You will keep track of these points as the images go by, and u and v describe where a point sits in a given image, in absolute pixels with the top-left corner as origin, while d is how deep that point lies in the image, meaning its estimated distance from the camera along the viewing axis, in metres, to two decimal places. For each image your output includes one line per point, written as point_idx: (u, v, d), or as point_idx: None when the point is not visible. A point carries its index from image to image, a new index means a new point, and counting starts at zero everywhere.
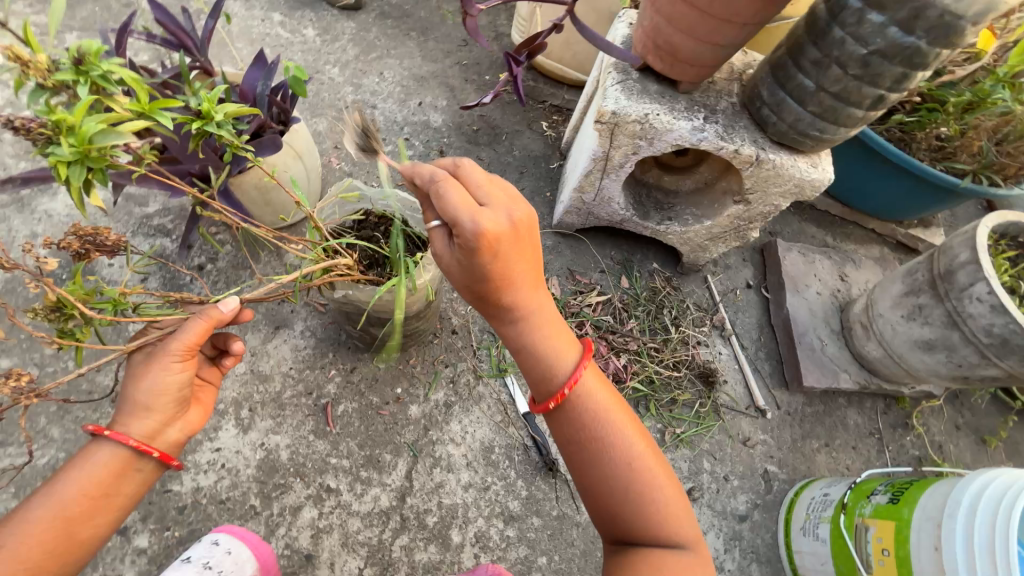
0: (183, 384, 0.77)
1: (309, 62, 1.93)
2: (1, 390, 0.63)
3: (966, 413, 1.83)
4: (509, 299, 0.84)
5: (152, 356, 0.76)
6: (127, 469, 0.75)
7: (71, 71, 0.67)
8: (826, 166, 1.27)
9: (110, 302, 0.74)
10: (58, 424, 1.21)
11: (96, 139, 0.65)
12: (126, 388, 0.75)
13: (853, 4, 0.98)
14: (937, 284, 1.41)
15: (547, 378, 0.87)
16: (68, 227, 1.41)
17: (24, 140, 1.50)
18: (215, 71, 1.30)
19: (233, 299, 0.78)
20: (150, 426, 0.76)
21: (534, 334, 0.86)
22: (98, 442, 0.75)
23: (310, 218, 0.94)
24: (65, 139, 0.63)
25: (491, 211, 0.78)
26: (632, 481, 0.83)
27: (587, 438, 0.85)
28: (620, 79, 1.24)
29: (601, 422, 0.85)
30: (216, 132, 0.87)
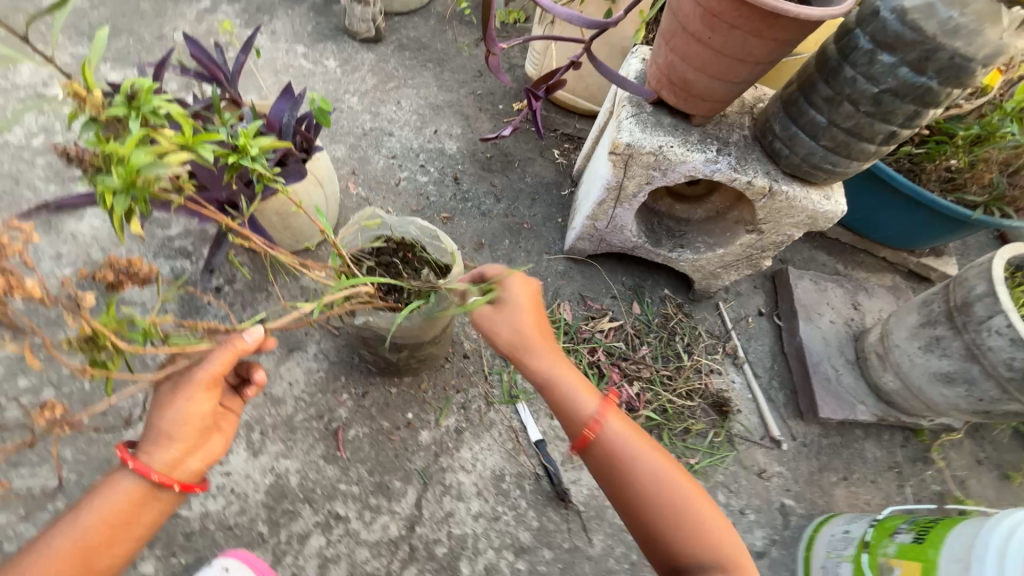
0: (204, 415, 0.76)
1: (329, 91, 2.00)
2: (37, 422, 0.68)
3: (988, 447, 1.78)
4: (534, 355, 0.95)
5: (179, 383, 0.76)
6: (145, 501, 0.76)
7: (123, 105, 0.71)
8: (839, 199, 1.28)
9: (141, 332, 0.74)
10: (71, 444, 1.21)
11: (143, 170, 0.66)
12: (151, 416, 0.75)
13: (863, 45, 1.00)
14: (954, 316, 1.39)
15: (572, 423, 0.93)
16: (93, 248, 1.45)
17: (56, 164, 1.56)
18: (244, 101, 1.35)
19: (258, 328, 0.76)
20: (172, 457, 0.76)
21: (559, 383, 0.93)
22: (123, 469, 0.75)
23: (333, 245, 0.97)
24: (115, 169, 0.65)
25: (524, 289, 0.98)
26: (670, 512, 0.85)
27: (619, 480, 0.89)
28: (634, 112, 1.27)
29: (629, 460, 0.89)
30: (249, 166, 0.89)
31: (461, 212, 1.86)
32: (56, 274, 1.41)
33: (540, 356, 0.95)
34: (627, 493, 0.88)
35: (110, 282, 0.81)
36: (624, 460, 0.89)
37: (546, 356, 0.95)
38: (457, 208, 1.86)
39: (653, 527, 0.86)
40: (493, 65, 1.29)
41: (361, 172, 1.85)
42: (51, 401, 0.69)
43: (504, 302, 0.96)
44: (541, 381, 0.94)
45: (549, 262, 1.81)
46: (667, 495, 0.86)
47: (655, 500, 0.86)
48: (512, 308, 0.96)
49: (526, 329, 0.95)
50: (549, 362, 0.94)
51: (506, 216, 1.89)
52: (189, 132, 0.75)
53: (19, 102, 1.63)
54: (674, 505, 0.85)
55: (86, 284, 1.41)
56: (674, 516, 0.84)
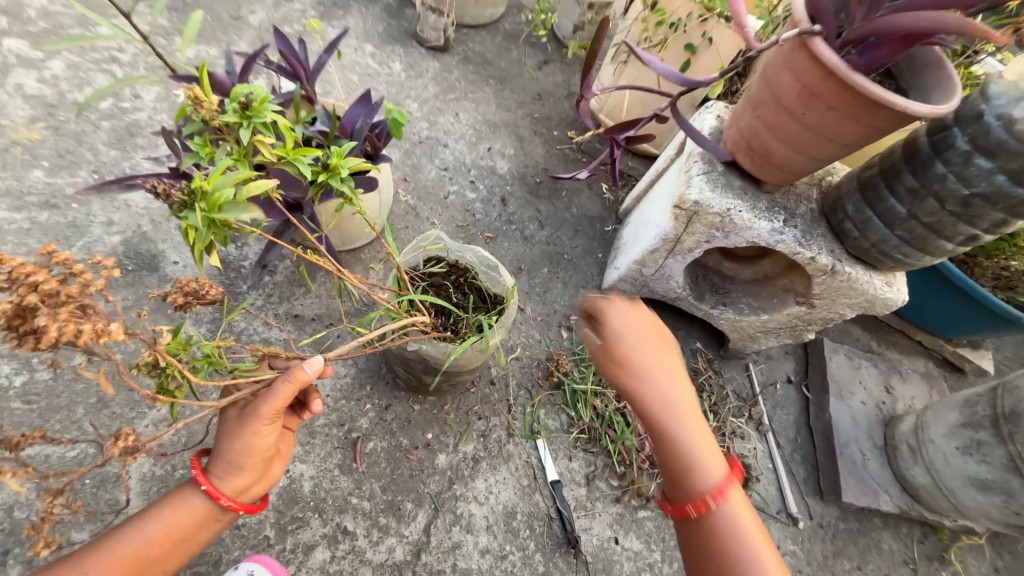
0: (269, 444, 0.83)
1: (391, 94, 2.00)
2: (111, 450, 0.67)
3: (1007, 556, 1.70)
4: (652, 394, 0.91)
5: (244, 415, 0.81)
6: (212, 516, 0.84)
7: (238, 114, 0.80)
8: (901, 287, 1.26)
9: (205, 359, 0.75)
10: (94, 417, 1.20)
11: (226, 208, 0.68)
12: (221, 445, 0.82)
13: (960, 145, 0.98)
14: (1000, 423, 1.35)
15: (681, 481, 0.90)
16: (143, 221, 1.45)
17: (119, 131, 1.57)
18: (319, 100, 1.35)
19: (318, 361, 0.79)
20: (240, 484, 0.84)
21: (679, 436, 0.90)
22: (194, 489, 0.83)
23: (396, 269, 0.98)
24: (198, 203, 0.67)
25: (638, 317, 0.97)
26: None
27: (712, 565, 0.86)
28: (705, 169, 1.26)
29: (739, 554, 0.85)
30: (337, 188, 0.89)
31: (504, 234, 1.84)
32: (103, 240, 1.41)
33: (676, 419, 0.90)
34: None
35: (176, 304, 0.77)
36: (734, 549, 0.85)
37: (680, 421, 0.90)
38: (501, 229, 1.85)
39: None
40: (582, 110, 1.23)
41: (412, 179, 1.85)
42: (126, 428, 0.68)
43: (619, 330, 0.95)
44: (655, 422, 0.91)
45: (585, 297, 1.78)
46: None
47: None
48: (652, 359, 0.93)
49: (658, 388, 0.91)
50: (676, 406, 0.91)
51: (548, 244, 1.86)
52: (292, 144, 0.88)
53: (93, 64, 1.65)
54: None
55: (132, 255, 1.41)
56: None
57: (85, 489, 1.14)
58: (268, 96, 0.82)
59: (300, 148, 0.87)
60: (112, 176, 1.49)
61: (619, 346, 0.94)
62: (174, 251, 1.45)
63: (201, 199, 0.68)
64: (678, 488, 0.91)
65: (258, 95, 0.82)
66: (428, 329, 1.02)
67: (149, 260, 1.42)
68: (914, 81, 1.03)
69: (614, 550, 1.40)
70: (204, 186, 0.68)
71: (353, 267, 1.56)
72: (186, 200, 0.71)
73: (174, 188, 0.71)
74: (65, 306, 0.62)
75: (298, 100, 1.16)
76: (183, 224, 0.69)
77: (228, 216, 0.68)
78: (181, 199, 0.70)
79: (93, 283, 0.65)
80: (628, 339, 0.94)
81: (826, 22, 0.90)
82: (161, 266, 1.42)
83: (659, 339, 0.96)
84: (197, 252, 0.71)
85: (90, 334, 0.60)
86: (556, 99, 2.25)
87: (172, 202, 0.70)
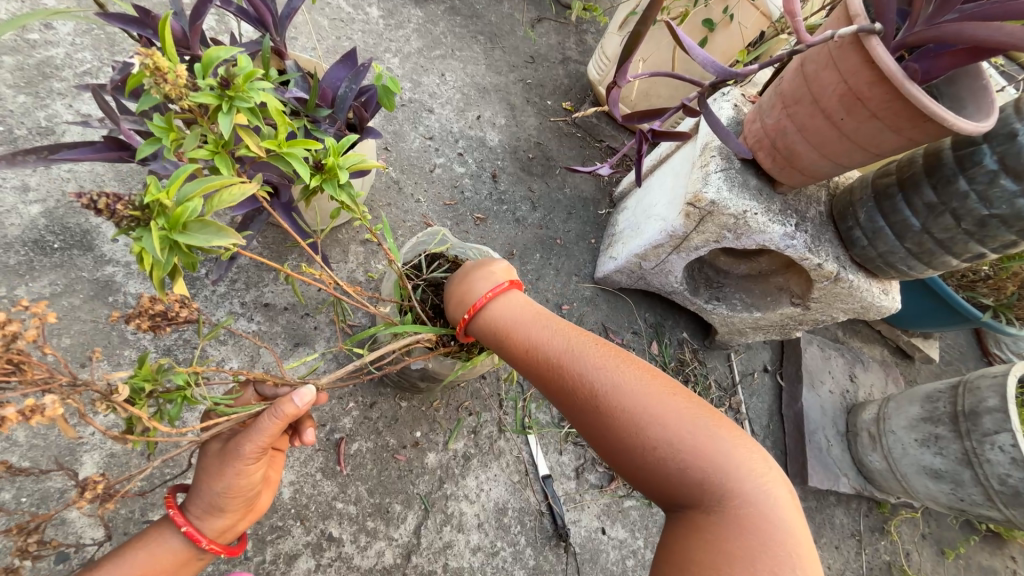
0: (253, 481, 0.83)
1: (368, 45, 1.75)
2: (79, 501, 0.61)
3: (935, 525, 1.90)
4: (489, 309, 0.94)
5: (227, 457, 0.80)
6: (193, 556, 0.83)
7: (216, 94, 0.68)
8: (894, 295, 1.29)
9: (179, 395, 0.74)
10: (26, 426, 1.04)
11: (192, 227, 0.63)
12: (203, 486, 0.81)
13: (987, 163, 0.96)
14: (959, 420, 1.46)
15: (531, 367, 0.87)
16: (71, 189, 1.21)
17: (28, 70, 1.27)
18: (289, 54, 1.12)
19: (308, 392, 0.79)
20: (223, 524, 0.84)
21: (508, 325, 0.91)
22: (173, 529, 0.82)
23: (401, 275, 1.02)
24: (156, 221, 0.61)
25: (458, 271, 1.07)
26: (725, 483, 0.67)
27: (647, 455, 0.71)
28: (723, 166, 1.20)
29: (663, 423, 0.72)
30: (338, 196, 0.82)
31: (495, 214, 1.71)
32: (18, 211, 1.16)
33: (544, 334, 0.88)
34: (666, 474, 0.70)
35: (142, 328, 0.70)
36: (653, 422, 0.72)
37: (552, 333, 0.88)
38: (492, 209, 1.72)
39: (708, 525, 0.65)
40: (612, 99, 1.10)
41: (394, 149, 1.66)
42: (91, 478, 0.62)
43: (452, 283, 1.05)
44: (496, 329, 0.92)
45: (577, 285, 1.72)
46: (713, 456, 0.69)
47: (699, 471, 0.68)
48: (506, 293, 0.96)
49: (521, 315, 0.92)
50: (503, 306, 0.94)
51: (540, 227, 1.75)
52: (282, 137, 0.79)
53: None
54: (730, 471, 0.68)
55: (58, 230, 1.18)
56: (735, 488, 0.67)
57: (23, 508, 1.00)
58: (253, 72, 0.71)
59: (292, 141, 0.79)
60: (23, 128, 1.21)
61: (467, 298, 0.97)
62: (111, 226, 1.23)
63: (160, 215, 0.62)
64: (577, 403, 0.79)
65: (241, 70, 0.70)
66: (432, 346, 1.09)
67: (81, 237, 1.19)
68: (946, 89, 0.97)
69: (601, 540, 1.42)
70: (163, 198, 0.61)
71: (329, 249, 1.39)
72: (137, 216, 0.61)
73: (121, 202, 0.58)
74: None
75: (268, 55, 0.94)
76: (137, 247, 0.62)
77: (195, 239, 0.62)
78: (131, 215, 0.60)
79: (21, 336, 0.56)
80: (473, 288, 0.98)
81: (887, 21, 0.83)
82: (97, 245, 1.20)
83: (478, 271, 1.02)
84: (158, 278, 0.64)
85: (18, 418, 0.51)
86: (550, 63, 2.07)
87: (119, 218, 0.60)
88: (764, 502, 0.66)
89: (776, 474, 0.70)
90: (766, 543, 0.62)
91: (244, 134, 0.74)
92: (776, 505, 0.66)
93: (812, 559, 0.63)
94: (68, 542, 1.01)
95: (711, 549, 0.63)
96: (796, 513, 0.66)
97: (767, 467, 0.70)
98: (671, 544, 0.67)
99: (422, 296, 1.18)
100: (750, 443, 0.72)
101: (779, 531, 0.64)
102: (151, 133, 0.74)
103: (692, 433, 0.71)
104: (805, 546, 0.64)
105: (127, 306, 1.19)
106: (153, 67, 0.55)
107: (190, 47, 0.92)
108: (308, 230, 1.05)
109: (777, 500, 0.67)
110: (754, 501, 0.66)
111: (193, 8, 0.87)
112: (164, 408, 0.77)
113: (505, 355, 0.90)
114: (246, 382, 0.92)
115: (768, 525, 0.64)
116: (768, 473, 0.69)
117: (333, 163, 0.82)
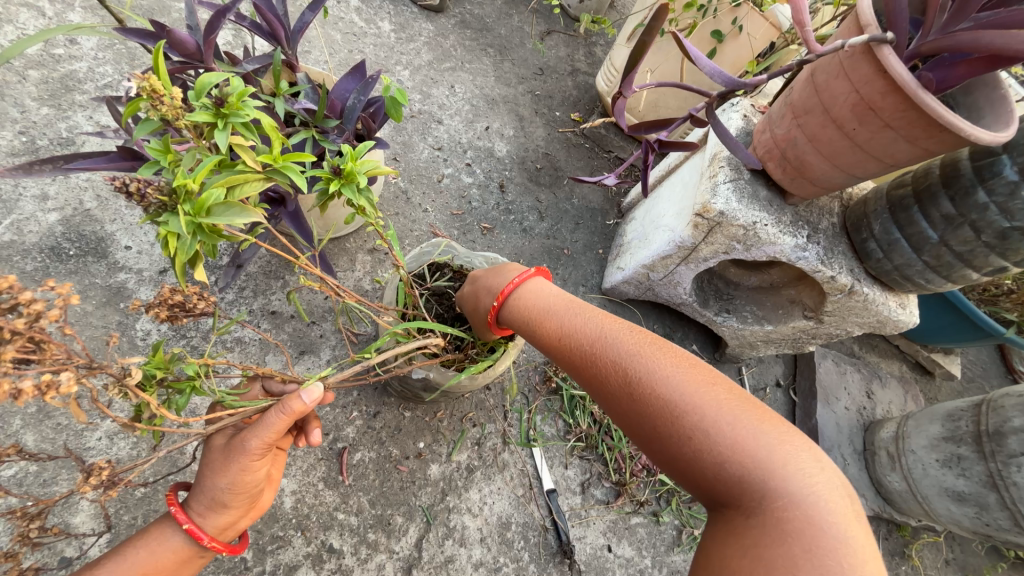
0: (257, 478, 0.83)
1: (379, 58, 1.78)
2: (83, 486, 0.60)
3: (959, 550, 1.81)
4: (523, 298, 0.97)
5: (232, 452, 0.79)
6: (194, 554, 0.82)
7: (211, 112, 0.69)
8: (912, 309, 1.25)
9: (187, 386, 0.74)
10: (35, 430, 1.06)
11: (216, 209, 0.65)
12: (207, 482, 0.81)
13: (1007, 175, 0.93)
14: (983, 441, 1.38)
15: (566, 353, 0.87)
16: (88, 199, 1.25)
17: (52, 83, 1.32)
18: (301, 66, 1.14)
19: (317, 389, 0.78)
20: (225, 521, 0.84)
21: (543, 311, 0.94)
22: (175, 527, 0.81)
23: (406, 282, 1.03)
24: (182, 206, 0.62)
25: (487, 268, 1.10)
26: (765, 484, 0.61)
27: (683, 447, 0.67)
28: (731, 176, 1.19)
29: (698, 413, 0.68)
30: (353, 200, 0.83)
31: (502, 224, 1.71)
32: (37, 218, 1.20)
33: (578, 322, 0.89)
34: (702, 469, 0.66)
35: (159, 316, 0.71)
36: (687, 411, 0.69)
37: (585, 322, 0.88)
38: (499, 219, 1.72)
39: (746, 527, 0.60)
40: (618, 109, 1.10)
41: (402, 159, 1.67)
42: (98, 462, 0.61)
43: (480, 278, 1.08)
44: (530, 316, 0.94)
45: (585, 296, 1.70)
46: (754, 450, 0.64)
47: (737, 466, 0.63)
48: (538, 283, 1.01)
49: (556, 305, 0.94)
50: (538, 296, 0.97)
51: (547, 237, 1.75)
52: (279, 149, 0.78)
53: None
54: (772, 469, 0.62)
55: (74, 238, 1.21)
56: (777, 488, 0.61)
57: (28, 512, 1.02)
58: (246, 91, 0.72)
59: (288, 152, 0.78)
60: (45, 139, 1.25)
61: (494, 291, 1.00)
62: (124, 234, 1.25)
63: (186, 201, 0.63)
64: (609, 389, 0.78)
65: (233, 88, 0.71)
66: (436, 353, 1.11)
67: (95, 244, 1.22)
68: (962, 98, 0.96)
69: (607, 558, 1.37)
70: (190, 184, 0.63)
71: (336, 258, 1.40)
72: (165, 201, 0.63)
73: (151, 186, 0.61)
74: (12, 343, 0.53)
75: (278, 69, 0.96)
76: (163, 232, 0.63)
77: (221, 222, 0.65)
78: (159, 200, 0.62)
79: (44, 314, 0.56)
80: (504, 278, 1.01)
81: (899, 30, 0.82)
82: (111, 252, 1.23)
83: (511, 266, 1.06)
84: (180, 264, 0.65)
85: (33, 392, 0.51)
86: (559, 75, 2.08)
87: (148, 203, 0.62)
88: (812, 506, 0.59)
89: (828, 476, 0.63)
90: (813, 552, 0.56)
91: (240, 151, 0.73)
92: (826, 509, 0.59)
93: (871, 572, 0.56)
94: (71, 546, 1.02)
95: (749, 555, 0.58)
96: (851, 518, 0.59)
97: (817, 468, 0.63)
98: (708, 546, 0.63)
99: (427, 305, 1.20)
100: (797, 439, 0.66)
101: (830, 539, 0.57)
102: (150, 157, 0.72)
103: (730, 425, 0.66)
104: (860, 558, 0.56)
105: (134, 313, 1.20)
106: (149, 90, 0.57)
107: (204, 61, 0.95)
108: (311, 239, 1.05)
109: (829, 504, 0.60)
110: (801, 503, 0.60)
111: (208, 22, 0.90)
112: (172, 398, 0.77)
113: (539, 343, 0.92)
114: (253, 377, 0.92)
115: (816, 531, 0.57)
116: (816, 474, 0.63)
117: (352, 169, 0.83)
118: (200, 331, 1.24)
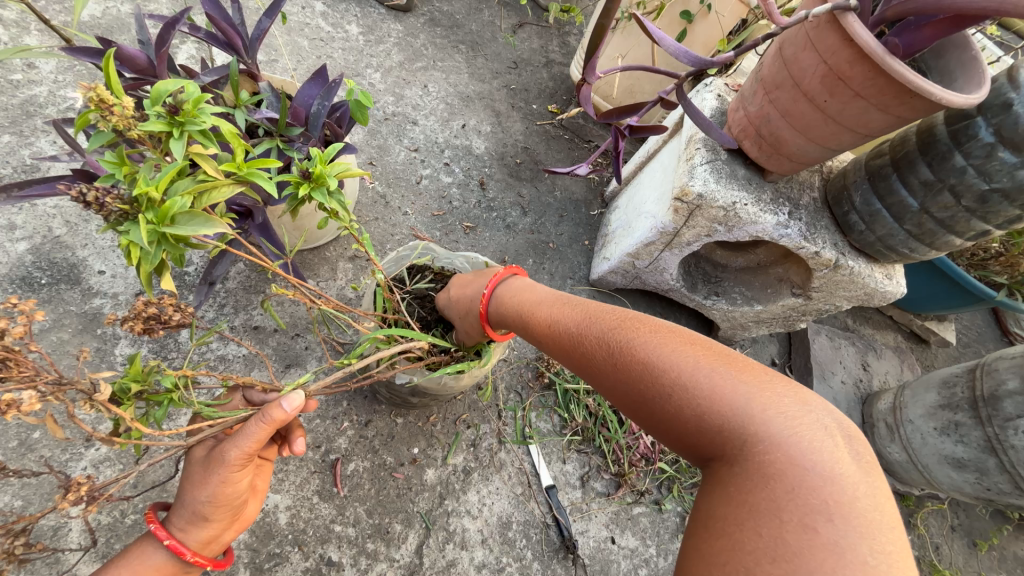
0: (239, 489, 0.81)
1: (349, 62, 1.75)
2: (61, 504, 0.58)
3: (964, 516, 1.81)
4: (514, 296, 1.00)
5: (212, 465, 0.78)
6: (177, 569, 0.81)
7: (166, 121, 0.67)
8: (899, 279, 1.24)
9: (166, 400, 0.73)
10: (17, 462, 1.05)
11: (182, 217, 0.63)
12: (187, 497, 0.79)
13: (983, 136, 0.91)
14: (979, 406, 1.38)
15: (554, 339, 0.87)
16: (58, 225, 1.23)
17: (12, 110, 1.29)
18: (263, 75, 1.12)
19: (297, 397, 0.76)
20: (209, 534, 0.82)
21: (530, 304, 0.96)
22: (156, 543, 0.79)
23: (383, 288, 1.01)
24: (145, 214, 0.60)
25: (471, 274, 1.13)
26: (745, 427, 0.58)
27: (665, 406, 0.65)
28: (708, 157, 1.17)
29: (676, 369, 0.65)
30: (327, 203, 0.81)
31: (485, 222, 1.69)
32: (6, 249, 1.17)
33: (563, 310, 0.90)
34: (684, 424, 0.63)
35: (133, 330, 0.69)
36: (666, 369, 0.66)
37: (570, 309, 0.89)
38: (481, 217, 1.70)
39: (730, 476, 0.56)
40: (584, 96, 1.08)
41: (379, 163, 1.65)
42: (76, 478, 0.59)
43: (462, 285, 1.10)
44: (518, 311, 0.96)
45: (573, 289, 1.68)
46: (733, 398, 0.60)
47: (715, 415, 0.60)
48: (525, 286, 1.02)
49: (544, 297, 0.96)
50: (525, 293, 0.99)
51: (531, 232, 1.73)
52: (243, 156, 0.75)
53: None
54: (751, 414, 0.58)
55: (45, 266, 1.19)
56: (757, 432, 0.57)
57: None
58: (204, 98, 0.69)
59: (253, 159, 0.75)
60: (7, 167, 1.22)
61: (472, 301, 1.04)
62: (98, 258, 1.23)
63: (149, 209, 0.61)
64: (595, 365, 0.77)
65: (190, 96, 0.69)
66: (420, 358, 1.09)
67: (67, 270, 1.20)
68: (934, 62, 0.94)
69: (610, 549, 1.37)
70: (153, 190, 0.61)
71: (317, 267, 1.38)
72: (127, 210, 0.61)
73: (111, 195, 0.59)
74: None
75: (237, 81, 0.93)
76: (126, 241, 0.61)
77: (191, 230, 0.62)
78: (120, 209, 0.60)
79: (7, 332, 0.55)
80: (484, 284, 1.05)
81: None
82: (84, 278, 1.20)
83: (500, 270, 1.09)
84: (146, 272, 0.65)
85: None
86: (533, 68, 2.06)
87: (109, 213, 0.60)
88: (794, 444, 0.55)
89: (813, 414, 0.59)
90: (795, 492, 0.52)
91: (200, 161, 0.71)
92: (810, 448, 0.55)
93: (862, 508, 0.51)
94: None
95: (733, 502, 0.54)
96: (841, 457, 0.55)
97: (800, 408, 0.59)
98: (697, 501, 0.59)
99: (409, 310, 1.20)
100: (778, 385, 0.62)
101: (815, 478, 0.53)
102: (106, 169, 0.68)
103: (706, 375, 0.63)
104: (848, 493, 0.52)
105: (113, 337, 1.18)
106: (98, 100, 0.55)
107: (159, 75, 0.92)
108: (280, 252, 1.02)
109: (817, 442, 0.56)
110: (781, 444, 0.56)
111: (158, 36, 0.87)
112: (151, 411, 0.75)
113: (530, 336, 0.92)
114: (235, 388, 0.91)
115: (798, 471, 0.53)
116: (800, 414, 0.58)
117: (321, 171, 0.81)
118: (181, 352, 1.22)
